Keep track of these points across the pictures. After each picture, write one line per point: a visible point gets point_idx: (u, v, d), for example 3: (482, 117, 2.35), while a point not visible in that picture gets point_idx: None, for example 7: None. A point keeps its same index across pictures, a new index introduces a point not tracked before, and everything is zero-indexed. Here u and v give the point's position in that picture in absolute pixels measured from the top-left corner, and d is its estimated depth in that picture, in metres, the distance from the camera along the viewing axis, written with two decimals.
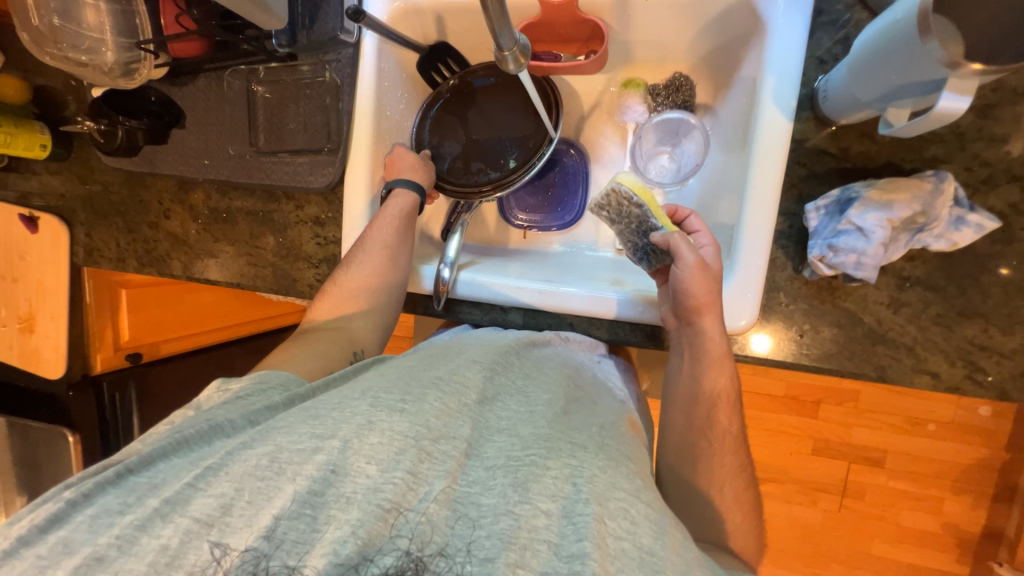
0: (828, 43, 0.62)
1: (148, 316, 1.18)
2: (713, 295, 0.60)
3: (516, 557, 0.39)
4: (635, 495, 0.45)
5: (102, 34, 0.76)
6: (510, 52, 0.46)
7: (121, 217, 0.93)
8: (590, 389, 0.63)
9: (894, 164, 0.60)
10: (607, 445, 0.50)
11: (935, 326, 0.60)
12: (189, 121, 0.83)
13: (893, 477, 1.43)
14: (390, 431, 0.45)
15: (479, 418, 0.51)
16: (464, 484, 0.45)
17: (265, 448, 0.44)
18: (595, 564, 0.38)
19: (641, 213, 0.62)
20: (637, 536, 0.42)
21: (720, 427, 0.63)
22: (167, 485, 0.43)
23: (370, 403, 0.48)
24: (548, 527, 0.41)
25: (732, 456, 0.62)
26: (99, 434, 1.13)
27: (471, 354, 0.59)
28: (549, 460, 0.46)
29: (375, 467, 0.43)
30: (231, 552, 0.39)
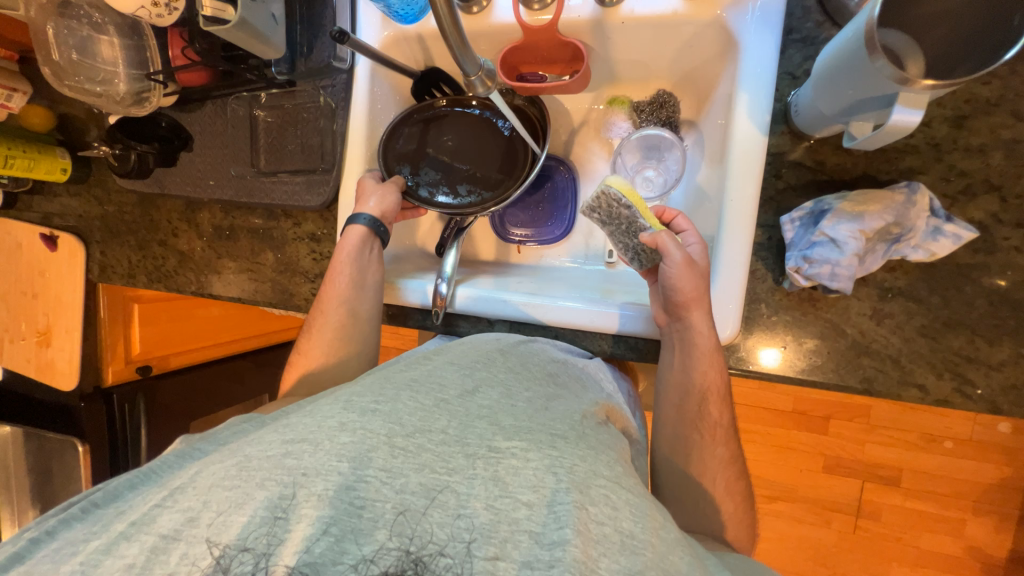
0: (800, 59, 0.64)
1: (160, 329, 1.22)
2: (702, 290, 0.61)
3: (495, 551, 0.40)
4: (616, 482, 0.45)
5: (116, 67, 0.82)
6: (476, 76, 0.49)
7: (133, 235, 0.98)
8: (573, 389, 0.62)
9: (869, 176, 0.60)
10: (586, 433, 0.51)
11: (920, 338, 0.59)
12: (196, 144, 0.88)
13: (909, 497, 1.38)
14: (361, 429, 0.46)
15: (472, 411, 0.51)
16: (440, 470, 0.44)
17: (234, 460, 0.45)
18: (576, 550, 0.39)
19: (630, 214, 0.63)
20: (618, 520, 0.42)
21: (712, 421, 0.63)
22: (129, 509, 0.45)
23: (342, 407, 0.49)
24: (529, 517, 0.42)
25: (724, 449, 0.63)
26: (109, 445, 1.15)
27: (449, 357, 0.61)
28: (530, 453, 0.46)
29: (344, 462, 0.44)
30: (228, 552, 0.40)
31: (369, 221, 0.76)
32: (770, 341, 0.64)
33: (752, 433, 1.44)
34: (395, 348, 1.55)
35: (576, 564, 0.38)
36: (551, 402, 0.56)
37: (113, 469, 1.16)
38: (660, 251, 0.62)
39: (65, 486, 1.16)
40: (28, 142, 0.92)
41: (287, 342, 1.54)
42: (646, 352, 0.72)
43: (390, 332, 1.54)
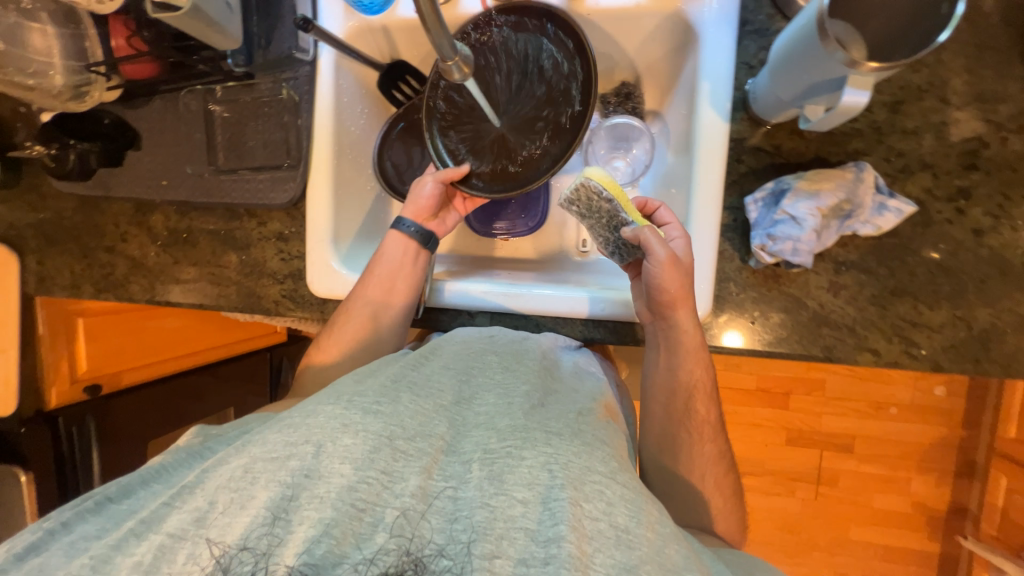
0: (755, 50, 0.68)
1: (108, 346, 1.14)
2: (686, 288, 0.62)
3: (493, 548, 0.39)
4: (611, 477, 0.45)
5: (50, 57, 0.75)
6: (453, 62, 0.48)
7: (75, 242, 0.91)
8: (563, 380, 0.62)
9: (821, 158, 0.64)
10: (583, 430, 0.50)
11: (871, 306, 0.64)
12: (145, 143, 0.83)
13: (863, 461, 1.49)
14: (364, 431, 0.45)
15: (462, 416, 0.51)
16: (439, 477, 0.45)
17: (241, 460, 0.44)
18: (571, 546, 0.39)
19: (611, 207, 0.61)
20: (613, 515, 0.42)
21: (698, 414, 0.66)
22: (143, 508, 0.44)
23: (343, 404, 0.47)
24: (523, 514, 0.41)
25: (710, 440, 0.66)
26: (56, 477, 1.03)
27: (444, 359, 0.60)
28: (524, 451, 0.45)
29: (348, 466, 0.42)
30: (228, 551, 0.39)
31: (412, 228, 0.76)
32: (733, 322, 0.67)
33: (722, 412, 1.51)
34: None
35: (571, 560, 0.38)
36: (546, 395, 0.55)
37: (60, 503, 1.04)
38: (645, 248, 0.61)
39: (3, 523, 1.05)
40: None
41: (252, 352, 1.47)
42: (627, 336, 0.74)
43: None
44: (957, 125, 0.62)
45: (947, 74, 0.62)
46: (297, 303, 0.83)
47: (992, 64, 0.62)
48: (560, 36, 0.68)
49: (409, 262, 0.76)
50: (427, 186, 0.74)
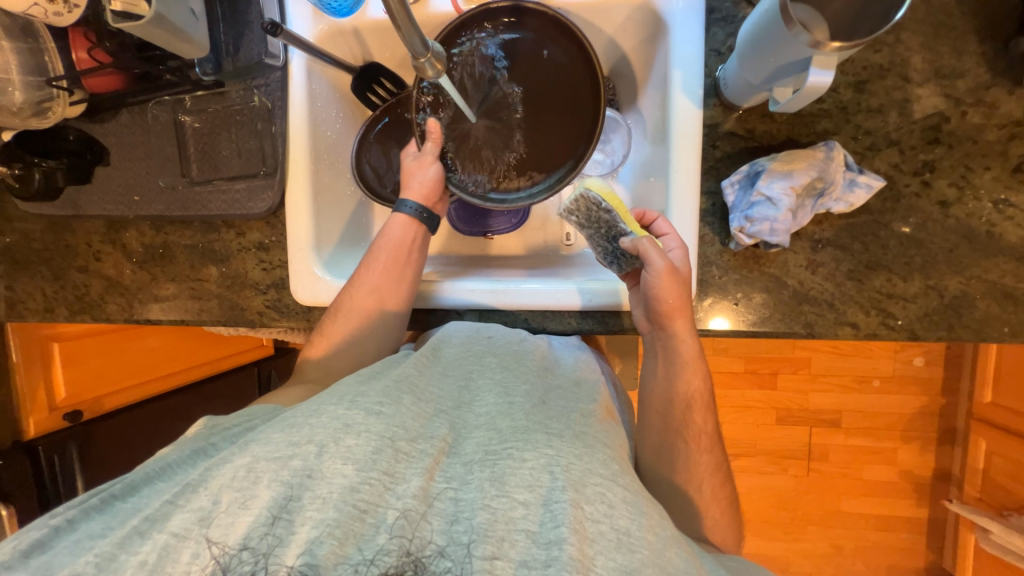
0: (723, 37, 0.69)
1: (85, 369, 1.10)
2: (683, 297, 0.63)
3: (493, 550, 0.39)
4: (612, 480, 0.46)
5: (6, 73, 0.72)
6: (426, 58, 0.48)
7: (45, 264, 0.88)
8: (563, 377, 0.62)
9: (793, 140, 0.66)
10: (584, 433, 0.51)
11: (848, 281, 0.66)
12: (114, 157, 0.81)
13: (850, 435, 1.53)
14: (367, 432, 0.45)
15: (463, 420, 0.52)
16: (440, 480, 0.45)
17: (244, 459, 0.43)
18: (572, 548, 0.39)
19: (609, 218, 0.62)
20: (614, 516, 0.43)
21: (695, 422, 0.65)
22: (148, 504, 0.43)
23: (348, 405, 0.47)
24: (524, 516, 0.41)
25: (706, 445, 0.65)
26: (40, 501, 1.03)
27: (446, 363, 0.59)
28: (526, 453, 0.46)
29: (351, 467, 0.42)
30: (228, 551, 0.38)
31: (416, 210, 0.73)
32: (721, 309, 0.69)
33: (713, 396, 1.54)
34: None
35: (573, 562, 0.38)
36: (544, 394, 0.56)
37: None
38: (644, 259, 0.61)
39: None
40: None
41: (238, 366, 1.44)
42: (614, 326, 0.74)
43: None
44: (919, 101, 0.64)
45: (907, 53, 0.64)
46: (282, 313, 0.82)
47: (947, 41, 0.64)
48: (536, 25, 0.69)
49: (413, 248, 0.73)
50: (430, 166, 0.72)
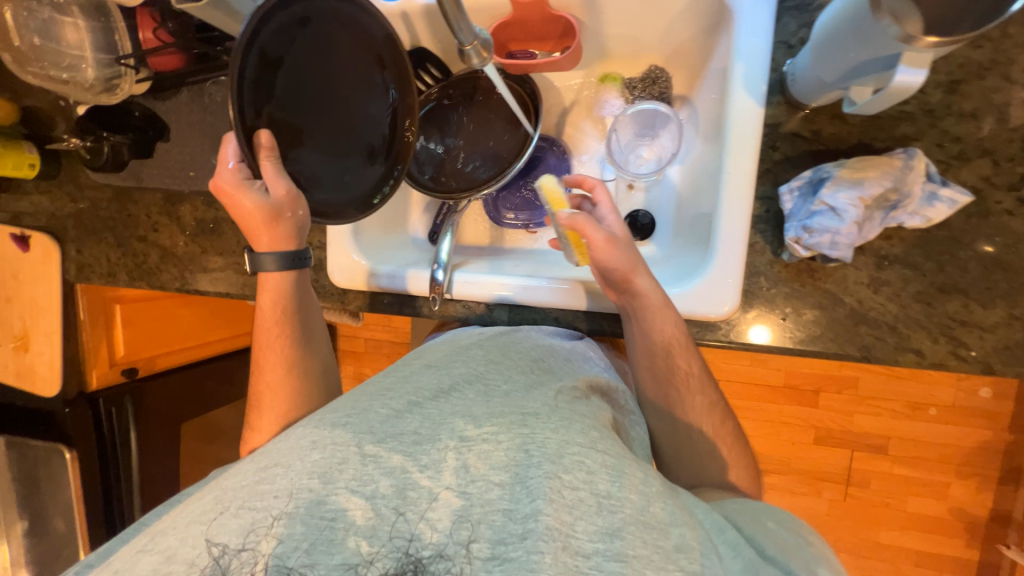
0: (795, 27, 0.63)
1: (143, 331, 1.17)
2: (632, 259, 0.64)
3: (470, 534, 0.43)
4: (591, 447, 0.46)
5: (82, 51, 0.77)
6: (471, 46, 0.46)
7: (111, 232, 0.94)
8: (554, 370, 0.59)
9: (866, 144, 0.60)
10: (559, 406, 0.51)
11: (916, 304, 0.60)
12: (173, 134, 0.85)
13: (897, 463, 1.42)
14: (330, 444, 0.46)
15: (422, 401, 0.52)
16: (412, 470, 0.45)
17: (212, 494, 0.46)
18: (548, 518, 0.42)
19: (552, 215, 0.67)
20: (593, 483, 0.44)
21: (680, 366, 0.64)
22: (114, 562, 0.44)
23: (316, 424, 0.49)
24: (501, 496, 0.44)
25: (694, 388, 0.64)
26: (98, 449, 1.11)
27: (426, 360, 0.60)
28: (499, 436, 0.47)
29: (316, 480, 0.44)
30: (228, 553, 0.41)
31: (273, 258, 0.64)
32: (762, 317, 0.65)
33: (747, 410, 1.46)
34: (388, 341, 1.53)
35: (549, 531, 0.42)
36: (547, 390, 0.54)
37: (101, 478, 1.11)
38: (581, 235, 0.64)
39: (52, 496, 1.12)
40: None
41: None
42: None
43: (382, 326, 1.52)
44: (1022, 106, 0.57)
45: (1014, 50, 0.57)
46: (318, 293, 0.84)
47: None
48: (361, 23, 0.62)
49: (297, 291, 0.68)
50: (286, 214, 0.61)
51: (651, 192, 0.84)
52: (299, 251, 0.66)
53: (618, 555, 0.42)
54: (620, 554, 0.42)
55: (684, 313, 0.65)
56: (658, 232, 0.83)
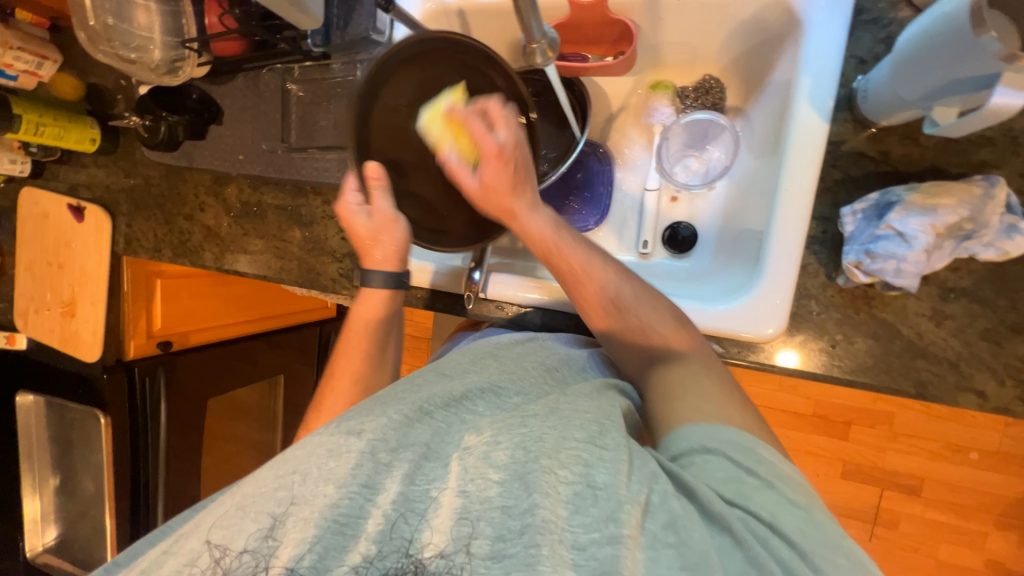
0: (869, 42, 0.61)
1: (181, 306, 1.22)
2: (500, 208, 0.65)
3: (467, 530, 0.42)
4: (589, 441, 0.47)
5: (151, 33, 0.80)
6: (539, 45, 0.47)
7: (160, 209, 0.97)
8: (564, 379, 0.59)
9: (938, 169, 0.57)
10: (559, 407, 0.51)
11: (982, 341, 0.57)
12: (226, 118, 0.87)
13: (930, 507, 1.34)
14: (342, 449, 0.46)
15: (437, 405, 0.52)
16: (420, 481, 0.46)
17: (230, 499, 0.46)
18: (545, 511, 0.42)
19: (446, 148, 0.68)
20: (590, 475, 0.44)
21: (613, 296, 0.62)
22: (138, 565, 0.46)
23: (332, 430, 0.48)
24: (500, 494, 0.44)
25: (634, 316, 0.62)
26: (130, 417, 1.14)
27: (440, 368, 0.60)
28: (501, 436, 0.47)
29: (332, 486, 0.43)
30: (228, 554, 0.42)
31: (383, 278, 0.69)
32: (786, 342, 0.62)
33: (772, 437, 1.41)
34: (410, 335, 1.54)
35: (546, 525, 0.41)
36: (561, 397, 0.53)
37: (131, 445, 1.14)
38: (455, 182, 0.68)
39: (84, 457, 1.16)
40: (60, 111, 0.91)
41: (303, 325, 1.55)
42: None
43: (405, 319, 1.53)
44: None
45: None
46: (353, 282, 0.85)
47: None
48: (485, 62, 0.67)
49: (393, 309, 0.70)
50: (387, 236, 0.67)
51: (696, 205, 0.82)
52: (401, 272, 0.70)
53: (614, 541, 0.40)
54: (619, 539, 0.40)
55: (721, 332, 0.63)
56: (699, 246, 0.81)
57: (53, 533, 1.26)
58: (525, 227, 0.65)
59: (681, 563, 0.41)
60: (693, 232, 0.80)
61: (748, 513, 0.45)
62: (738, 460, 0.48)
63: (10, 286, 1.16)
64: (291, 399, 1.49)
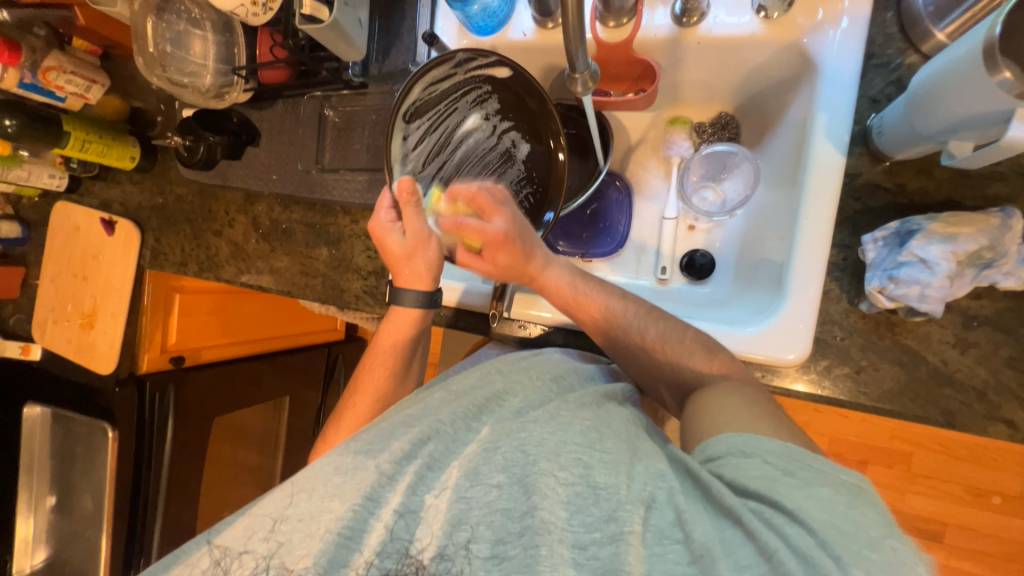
0: (881, 84, 0.65)
1: (197, 322, 1.23)
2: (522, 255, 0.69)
3: (469, 534, 0.44)
4: (589, 446, 0.48)
5: (205, 61, 0.85)
6: (581, 74, 0.54)
7: (189, 224, 1.00)
8: (575, 386, 0.59)
9: (954, 201, 0.60)
10: (559, 413, 0.53)
11: (1008, 370, 0.58)
12: (263, 140, 0.91)
13: (954, 555, 1.29)
14: (350, 468, 0.48)
15: (444, 422, 0.53)
16: (421, 491, 0.47)
17: (244, 522, 0.47)
18: (545, 513, 0.43)
19: (438, 114, 0.75)
20: (590, 475, 0.45)
21: (636, 328, 0.65)
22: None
23: (342, 452, 0.51)
24: (500, 497, 0.45)
25: (660, 349, 0.63)
26: (136, 433, 1.11)
27: (447, 385, 0.62)
28: (499, 443, 0.49)
29: (337, 502, 0.46)
30: (229, 555, 0.45)
31: (413, 299, 0.73)
32: (798, 377, 0.63)
33: None
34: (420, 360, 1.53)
35: (545, 525, 0.42)
36: (563, 403, 0.54)
37: (135, 462, 1.11)
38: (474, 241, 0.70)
39: (86, 474, 1.14)
40: (104, 129, 0.95)
41: (314, 345, 1.55)
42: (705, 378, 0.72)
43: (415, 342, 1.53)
44: None
45: None
46: (376, 299, 0.87)
47: None
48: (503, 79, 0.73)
49: (418, 328, 0.75)
50: (421, 258, 0.72)
51: (713, 233, 0.85)
52: (433, 290, 0.74)
53: (616, 539, 0.41)
54: (621, 536, 0.41)
55: (750, 356, 0.63)
56: (716, 273, 0.83)
57: (42, 555, 1.21)
58: (546, 284, 0.70)
59: (689, 557, 0.40)
60: (710, 260, 0.82)
61: (775, 509, 0.41)
62: (777, 463, 0.44)
63: (31, 297, 1.17)
64: (296, 422, 1.47)
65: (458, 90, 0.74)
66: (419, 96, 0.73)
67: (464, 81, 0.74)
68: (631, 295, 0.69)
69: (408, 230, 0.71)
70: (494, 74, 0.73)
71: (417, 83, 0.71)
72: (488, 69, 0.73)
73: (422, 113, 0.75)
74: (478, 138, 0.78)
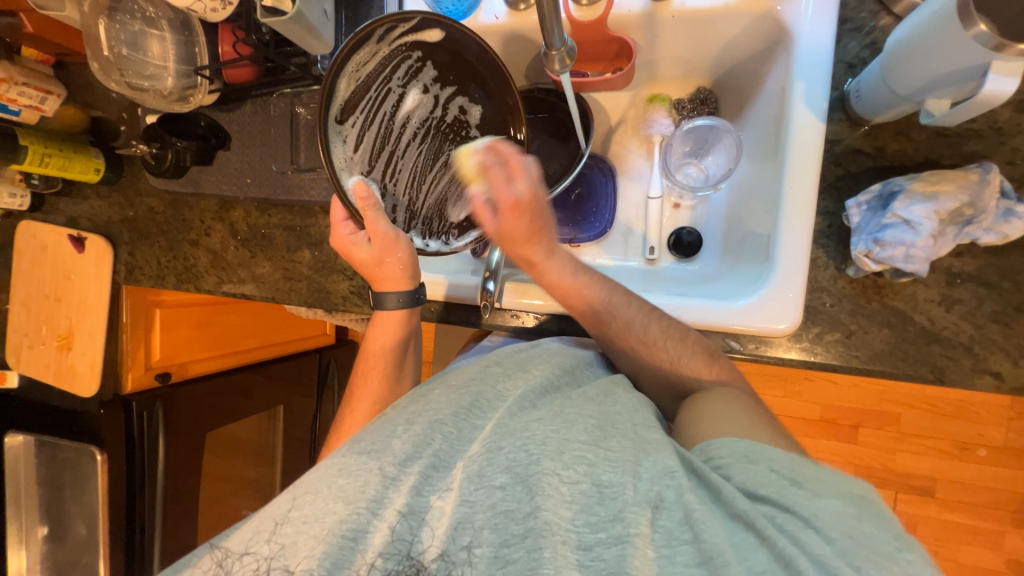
0: (856, 48, 0.65)
1: (180, 336, 1.19)
2: (531, 231, 0.65)
3: (471, 538, 0.43)
4: (594, 444, 0.47)
5: (165, 62, 0.82)
6: (558, 51, 0.53)
7: (164, 235, 0.97)
8: (576, 375, 0.59)
9: (932, 161, 0.61)
10: (564, 409, 0.51)
11: (992, 324, 0.59)
12: (234, 143, 0.88)
13: (945, 508, 1.33)
14: (355, 469, 0.47)
15: (445, 420, 0.52)
16: (426, 492, 0.46)
17: (252, 522, 0.47)
18: (549, 514, 0.43)
19: (372, 96, 0.71)
20: (595, 473, 0.45)
21: (639, 332, 0.62)
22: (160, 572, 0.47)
23: (345, 452, 0.50)
24: (504, 499, 0.45)
25: (662, 351, 0.61)
26: (126, 454, 1.08)
27: (450, 380, 0.60)
28: (502, 441, 0.48)
29: (342, 503, 0.45)
30: (230, 556, 0.44)
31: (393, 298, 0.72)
32: (790, 346, 0.63)
33: None
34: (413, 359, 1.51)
35: (549, 527, 0.42)
36: (566, 399, 0.53)
37: (127, 484, 1.08)
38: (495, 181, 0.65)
39: (77, 499, 1.10)
40: (64, 142, 0.91)
41: (303, 352, 1.53)
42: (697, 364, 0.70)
43: None
44: None
45: None
46: (364, 299, 0.85)
47: None
48: (434, 38, 0.70)
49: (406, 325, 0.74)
50: (391, 257, 0.71)
51: (697, 210, 0.86)
52: (415, 289, 0.73)
53: (622, 540, 0.41)
54: (627, 538, 0.41)
55: (740, 329, 0.63)
56: (704, 250, 0.83)
57: None
58: (546, 276, 0.67)
59: (698, 558, 0.40)
60: (697, 237, 0.83)
61: (787, 514, 0.41)
62: (780, 474, 0.44)
63: (3, 323, 1.13)
64: (292, 431, 1.45)
65: (387, 63, 0.70)
66: (348, 88, 0.69)
67: (390, 55, 0.70)
68: (635, 295, 0.66)
69: (373, 234, 0.69)
70: (422, 37, 0.70)
71: (341, 77, 0.67)
72: (413, 35, 0.69)
73: (355, 108, 0.70)
74: (423, 116, 0.75)
